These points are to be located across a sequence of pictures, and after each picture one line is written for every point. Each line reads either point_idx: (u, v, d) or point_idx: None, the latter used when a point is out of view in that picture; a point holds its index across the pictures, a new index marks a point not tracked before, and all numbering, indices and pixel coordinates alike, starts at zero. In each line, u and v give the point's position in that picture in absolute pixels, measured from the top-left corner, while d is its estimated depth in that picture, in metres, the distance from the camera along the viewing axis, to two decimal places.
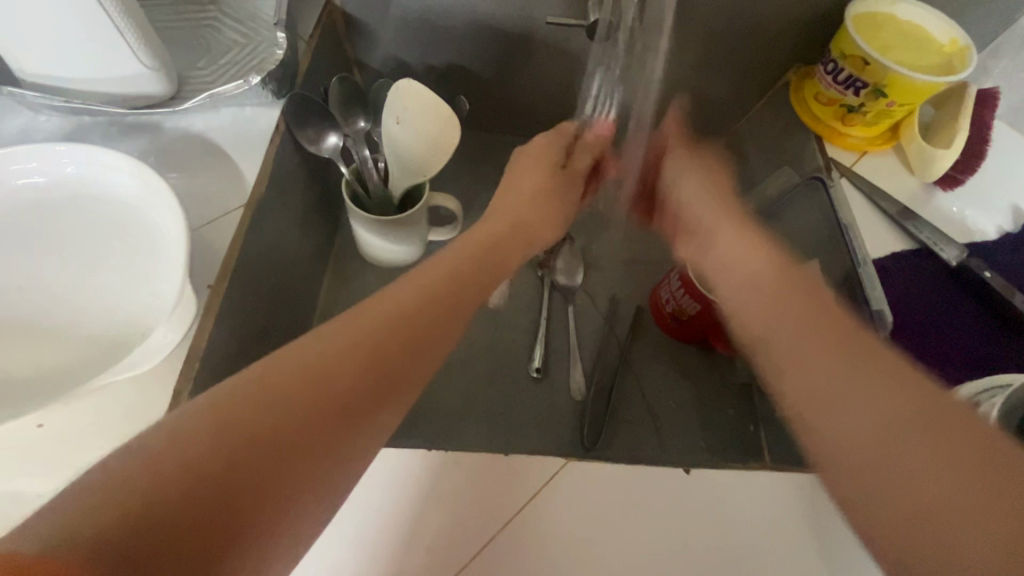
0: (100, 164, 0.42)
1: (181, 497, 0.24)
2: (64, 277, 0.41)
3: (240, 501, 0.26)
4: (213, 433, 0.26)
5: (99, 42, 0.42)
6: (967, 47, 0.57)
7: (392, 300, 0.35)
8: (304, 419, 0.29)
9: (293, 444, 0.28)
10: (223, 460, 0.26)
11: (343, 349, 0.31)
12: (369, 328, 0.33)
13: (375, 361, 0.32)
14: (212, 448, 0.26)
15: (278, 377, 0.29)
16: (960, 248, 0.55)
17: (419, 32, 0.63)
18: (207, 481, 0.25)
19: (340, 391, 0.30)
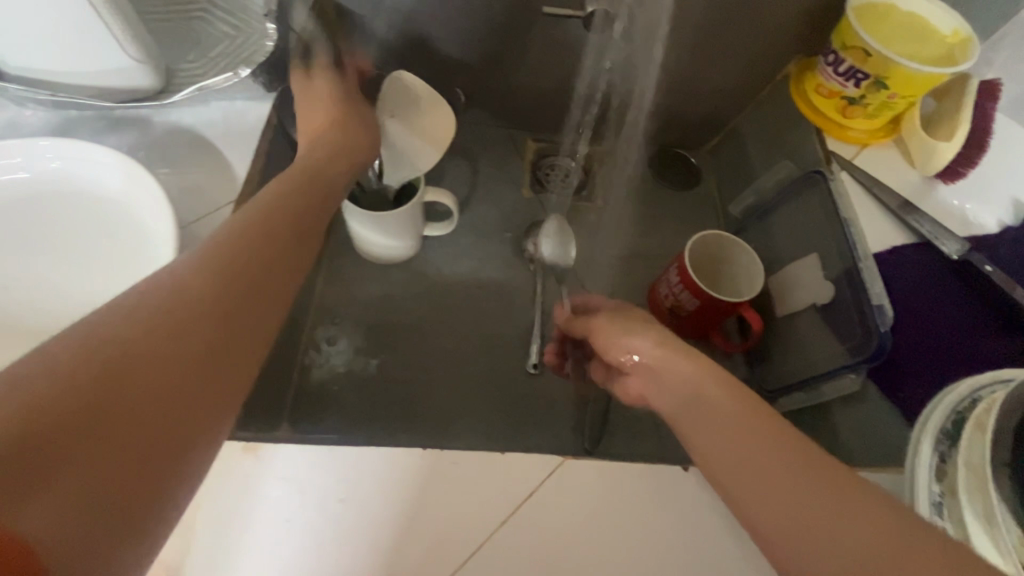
0: (86, 158, 0.42)
1: (51, 414, 0.22)
2: (52, 275, 0.40)
3: (120, 418, 0.24)
4: (76, 355, 0.24)
5: (83, 34, 0.41)
6: (969, 38, 0.56)
7: (246, 219, 0.35)
8: (186, 332, 0.28)
9: (177, 357, 0.27)
10: (96, 374, 0.24)
11: (207, 261, 0.31)
12: (226, 244, 0.33)
13: (235, 271, 0.32)
14: (73, 372, 0.24)
15: (138, 300, 0.28)
16: (961, 241, 0.55)
17: (414, 23, 0.62)
18: (79, 397, 0.23)
19: (215, 297, 0.30)
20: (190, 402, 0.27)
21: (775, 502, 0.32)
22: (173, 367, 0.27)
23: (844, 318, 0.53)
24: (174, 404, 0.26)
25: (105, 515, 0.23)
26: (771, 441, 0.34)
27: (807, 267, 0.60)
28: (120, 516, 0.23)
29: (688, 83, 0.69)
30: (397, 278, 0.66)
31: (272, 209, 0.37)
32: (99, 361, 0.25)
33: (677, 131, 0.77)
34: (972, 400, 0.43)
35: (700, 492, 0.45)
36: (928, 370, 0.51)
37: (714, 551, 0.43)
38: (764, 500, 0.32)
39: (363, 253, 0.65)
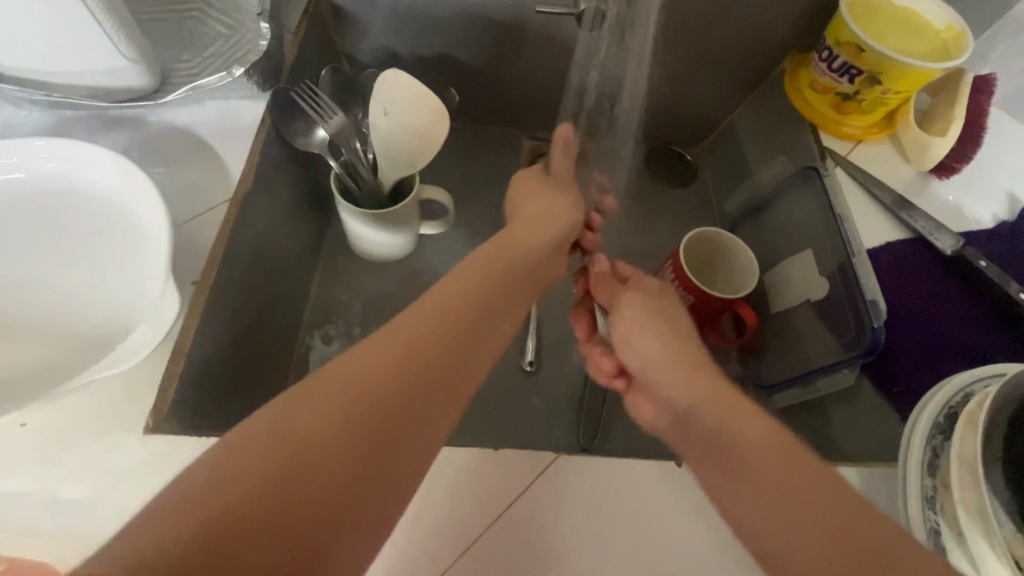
0: (81, 158, 0.42)
1: (220, 527, 0.22)
2: (46, 275, 0.40)
3: (254, 520, 0.23)
4: (263, 460, 0.25)
5: (77, 34, 0.41)
6: (963, 33, 0.56)
7: (439, 307, 0.34)
8: (346, 447, 0.27)
9: (347, 472, 0.26)
10: (220, 515, 0.23)
11: (373, 379, 0.29)
12: (419, 328, 0.33)
13: (441, 356, 0.32)
14: (279, 460, 0.25)
15: (342, 384, 0.28)
16: (955, 236, 0.55)
17: (408, 22, 0.62)
18: (232, 528, 0.22)
19: (393, 404, 0.29)
20: (322, 536, 0.24)
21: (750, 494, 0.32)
22: (337, 476, 0.26)
23: (837, 313, 0.54)
24: (316, 525, 0.24)
25: None
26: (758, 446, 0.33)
27: (801, 262, 0.60)
28: None
29: (683, 80, 0.70)
30: (394, 277, 0.66)
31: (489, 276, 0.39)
32: (239, 499, 0.23)
33: (673, 129, 0.77)
34: (964, 394, 0.43)
35: (696, 488, 0.44)
36: (923, 365, 0.51)
37: (709, 547, 0.42)
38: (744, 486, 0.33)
39: (358, 251, 0.65)
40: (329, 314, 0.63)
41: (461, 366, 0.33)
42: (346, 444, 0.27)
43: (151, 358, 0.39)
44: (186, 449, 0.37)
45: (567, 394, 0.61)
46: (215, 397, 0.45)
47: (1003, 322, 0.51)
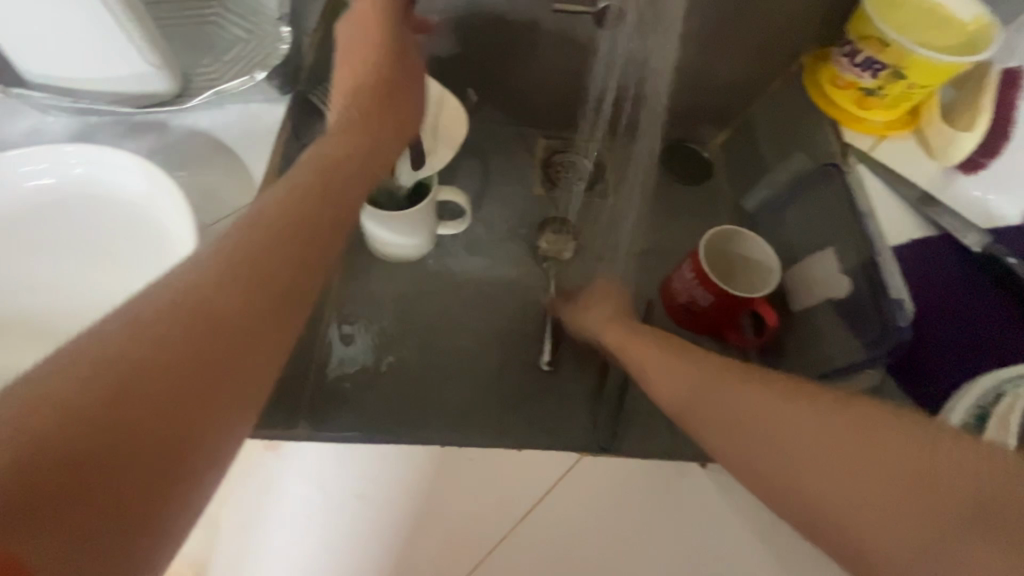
0: (107, 164, 0.42)
1: (62, 438, 0.24)
2: (78, 279, 0.41)
3: (89, 483, 0.24)
4: (86, 379, 0.25)
5: (103, 41, 0.42)
6: (991, 24, 0.54)
7: (229, 278, 0.31)
8: (175, 369, 0.28)
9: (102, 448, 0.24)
10: (90, 419, 0.24)
11: (135, 360, 0.27)
12: (216, 314, 0.30)
13: (226, 329, 0.30)
14: (122, 371, 0.26)
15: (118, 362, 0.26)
16: (982, 234, 0.54)
17: (425, 23, 0.62)
18: (68, 435, 0.24)
19: (135, 387, 0.26)
20: (121, 506, 0.24)
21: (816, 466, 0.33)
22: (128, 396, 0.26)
23: (859, 311, 0.53)
24: (119, 500, 0.24)
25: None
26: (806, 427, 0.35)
27: (823, 261, 0.59)
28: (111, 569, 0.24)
29: (701, 77, 0.69)
30: (411, 276, 0.66)
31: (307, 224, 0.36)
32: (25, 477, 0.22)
33: (690, 125, 0.77)
34: (996, 395, 0.42)
35: (717, 489, 0.44)
36: (952, 364, 0.50)
37: (732, 546, 0.43)
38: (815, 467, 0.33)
39: (376, 250, 0.65)
40: (348, 313, 0.64)
41: (251, 338, 0.31)
42: (92, 423, 0.24)
43: None
44: None
45: (586, 393, 0.61)
46: None
47: None
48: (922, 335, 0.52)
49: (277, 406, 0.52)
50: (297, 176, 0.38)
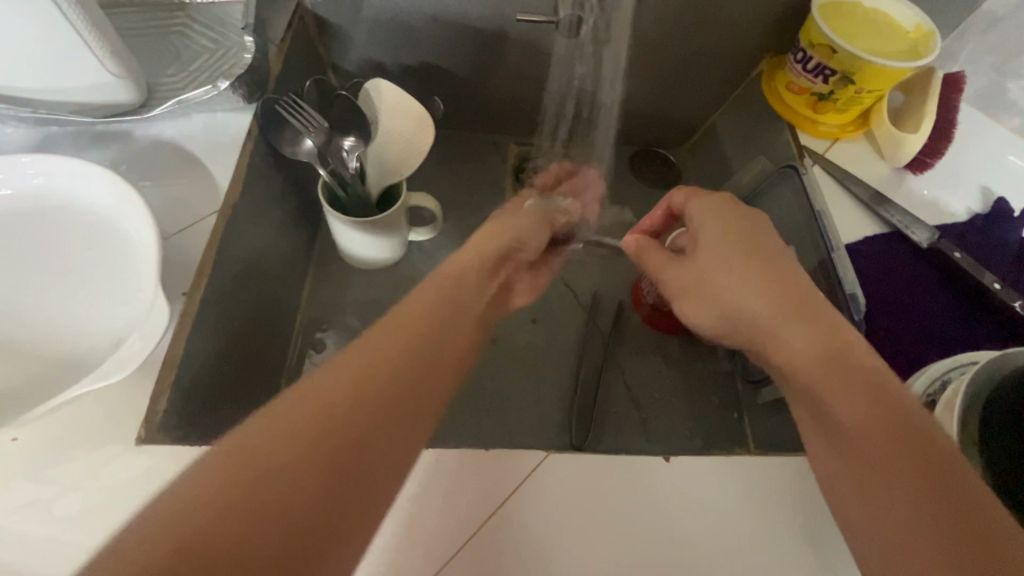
0: (68, 173, 0.42)
1: (272, 444, 0.27)
2: (34, 290, 0.40)
3: (271, 482, 0.26)
4: (310, 403, 0.29)
5: (62, 51, 0.42)
6: (931, 32, 0.57)
7: (416, 312, 0.37)
8: (389, 406, 0.31)
9: (336, 455, 0.28)
10: (282, 434, 0.27)
11: (359, 377, 0.31)
12: (396, 334, 0.34)
13: (429, 362, 0.34)
14: (345, 394, 0.30)
15: (334, 376, 0.31)
16: (930, 230, 0.56)
17: (391, 33, 0.63)
18: (273, 446, 0.27)
19: (372, 398, 0.30)
20: (321, 514, 0.26)
21: (861, 448, 0.33)
22: (329, 419, 0.28)
23: None
24: (331, 509, 0.27)
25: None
26: (855, 408, 0.34)
27: None
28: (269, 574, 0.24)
29: (664, 84, 0.71)
30: (385, 284, 0.67)
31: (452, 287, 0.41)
32: (268, 473, 0.26)
33: (655, 132, 0.79)
34: (942, 381, 0.44)
35: (685, 482, 0.43)
36: (905, 354, 0.52)
37: (710, 544, 0.41)
38: (852, 453, 0.34)
39: (346, 258, 0.65)
40: (322, 322, 0.64)
41: (427, 375, 0.33)
42: (332, 435, 0.28)
43: (141, 370, 0.40)
44: (179, 460, 0.37)
45: (560, 394, 0.62)
46: (207, 407, 0.45)
47: (979, 312, 0.54)
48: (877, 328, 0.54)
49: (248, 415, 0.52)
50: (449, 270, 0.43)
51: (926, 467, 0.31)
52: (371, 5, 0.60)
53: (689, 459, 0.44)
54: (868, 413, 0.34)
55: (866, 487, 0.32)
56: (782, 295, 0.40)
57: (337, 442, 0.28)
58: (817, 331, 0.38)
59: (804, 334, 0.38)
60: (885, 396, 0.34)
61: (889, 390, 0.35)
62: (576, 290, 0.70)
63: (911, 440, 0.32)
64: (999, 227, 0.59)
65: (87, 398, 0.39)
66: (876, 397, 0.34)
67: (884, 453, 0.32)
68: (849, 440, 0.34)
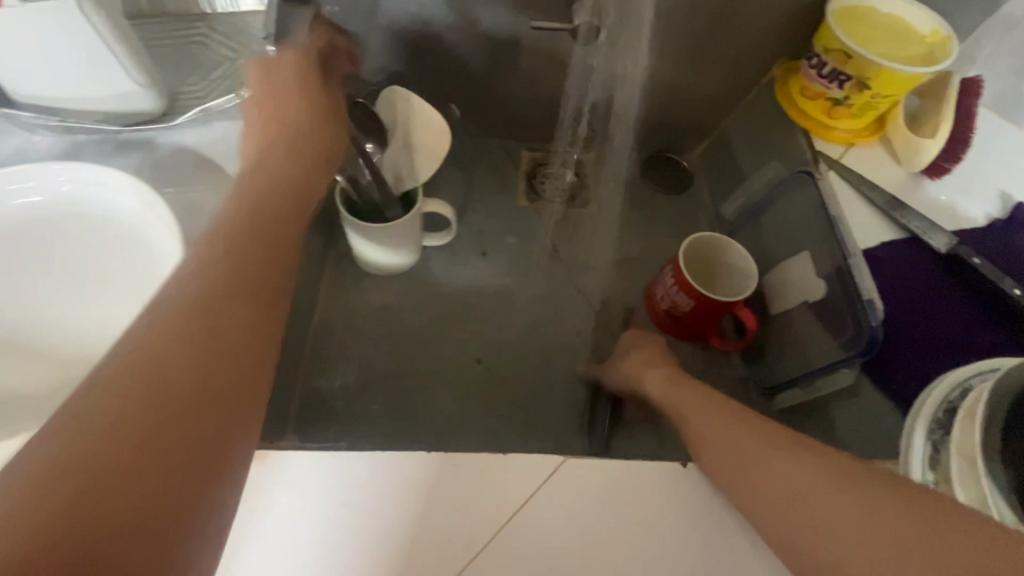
0: (96, 182, 0.43)
1: (128, 383, 0.26)
2: (61, 296, 0.41)
3: (156, 424, 0.26)
4: (156, 335, 0.28)
5: (91, 60, 0.43)
6: (948, 37, 0.57)
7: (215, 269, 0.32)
8: (231, 326, 0.31)
9: (188, 401, 0.27)
10: (133, 373, 0.26)
11: (192, 293, 0.30)
12: (214, 291, 0.31)
13: (254, 265, 0.34)
14: (173, 324, 0.29)
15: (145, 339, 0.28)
16: (948, 235, 0.56)
17: (407, 40, 0.64)
18: (123, 390, 0.26)
19: (206, 338, 0.29)
20: (194, 439, 0.27)
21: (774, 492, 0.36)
22: (187, 349, 0.28)
23: (836, 314, 0.54)
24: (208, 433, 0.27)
25: (154, 514, 0.24)
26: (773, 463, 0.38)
27: (801, 265, 0.60)
28: (171, 511, 0.25)
29: (677, 91, 0.71)
30: (399, 288, 0.68)
31: (279, 230, 0.37)
32: (105, 444, 0.24)
33: (668, 137, 0.79)
34: (962, 389, 0.43)
35: (704, 488, 0.43)
36: (923, 362, 0.52)
37: (727, 549, 0.41)
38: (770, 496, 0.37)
39: (363, 265, 0.66)
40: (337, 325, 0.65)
41: (258, 343, 0.32)
42: (186, 370, 0.28)
43: None
44: None
45: (574, 399, 0.62)
46: None
47: (997, 319, 0.52)
48: (894, 335, 0.54)
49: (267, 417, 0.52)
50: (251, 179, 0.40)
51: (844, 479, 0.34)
52: (387, 14, 0.61)
53: (706, 466, 0.44)
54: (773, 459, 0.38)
55: (800, 519, 0.35)
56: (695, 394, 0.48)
57: (180, 385, 0.27)
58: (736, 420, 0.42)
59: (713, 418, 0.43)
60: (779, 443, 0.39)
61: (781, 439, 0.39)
62: (589, 294, 0.70)
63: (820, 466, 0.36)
64: (1019, 232, 0.59)
65: None
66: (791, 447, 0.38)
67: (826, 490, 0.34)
68: (767, 492, 0.37)
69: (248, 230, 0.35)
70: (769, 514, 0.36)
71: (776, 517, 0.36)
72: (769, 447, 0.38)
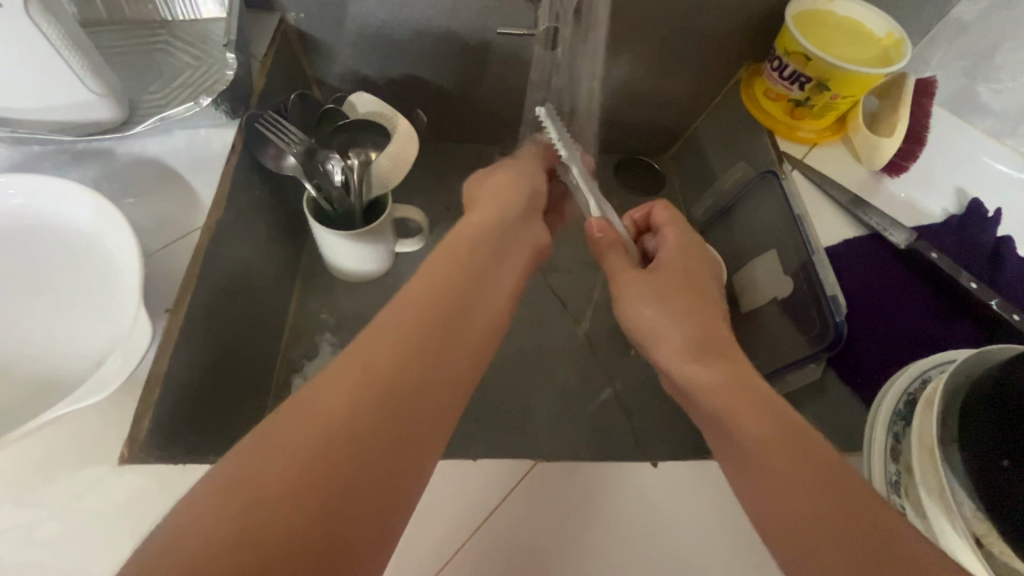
0: (50, 193, 0.42)
1: (334, 420, 0.26)
2: (12, 313, 0.40)
3: (339, 458, 0.25)
4: (338, 375, 0.28)
5: (42, 70, 0.42)
6: (902, 39, 0.59)
7: (401, 318, 0.32)
8: (432, 356, 0.31)
9: (373, 431, 0.27)
10: (359, 403, 0.27)
11: (380, 332, 0.31)
12: (389, 342, 0.30)
13: (461, 305, 0.35)
14: (380, 359, 0.29)
15: (340, 397, 0.27)
16: (908, 231, 0.58)
17: (376, 46, 0.64)
18: (331, 425, 0.26)
19: (396, 370, 0.29)
20: (384, 471, 0.26)
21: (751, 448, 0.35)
22: (378, 380, 0.28)
23: (803, 310, 0.56)
24: (388, 465, 0.27)
25: (332, 548, 0.23)
26: (781, 466, 0.33)
27: (768, 263, 0.62)
28: (349, 543, 0.24)
29: (646, 94, 0.72)
30: (372, 296, 0.67)
31: (449, 284, 0.36)
32: (280, 495, 0.24)
33: (639, 141, 0.81)
34: (921, 380, 0.44)
35: (675, 486, 0.43)
36: (885, 355, 0.53)
37: (699, 547, 0.41)
38: (764, 484, 0.33)
39: (335, 272, 0.65)
40: (309, 334, 0.64)
41: (434, 382, 0.31)
42: (364, 403, 0.27)
43: (124, 390, 0.39)
44: (163, 480, 0.37)
45: (550, 401, 0.62)
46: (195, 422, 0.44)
47: (958, 311, 0.54)
48: (857, 330, 0.55)
49: (234, 432, 0.51)
50: (436, 254, 0.39)
51: (847, 517, 0.29)
52: (353, 20, 0.60)
53: (676, 464, 0.44)
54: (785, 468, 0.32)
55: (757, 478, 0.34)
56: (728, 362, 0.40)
57: (374, 416, 0.27)
58: (755, 407, 0.36)
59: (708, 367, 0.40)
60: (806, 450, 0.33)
61: (811, 453, 0.33)
62: (564, 297, 0.71)
63: (835, 488, 0.31)
64: (974, 227, 0.61)
65: (69, 418, 0.38)
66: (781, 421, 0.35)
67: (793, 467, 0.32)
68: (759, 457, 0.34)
69: (450, 278, 0.36)
70: (749, 477, 0.34)
71: (743, 470, 0.35)
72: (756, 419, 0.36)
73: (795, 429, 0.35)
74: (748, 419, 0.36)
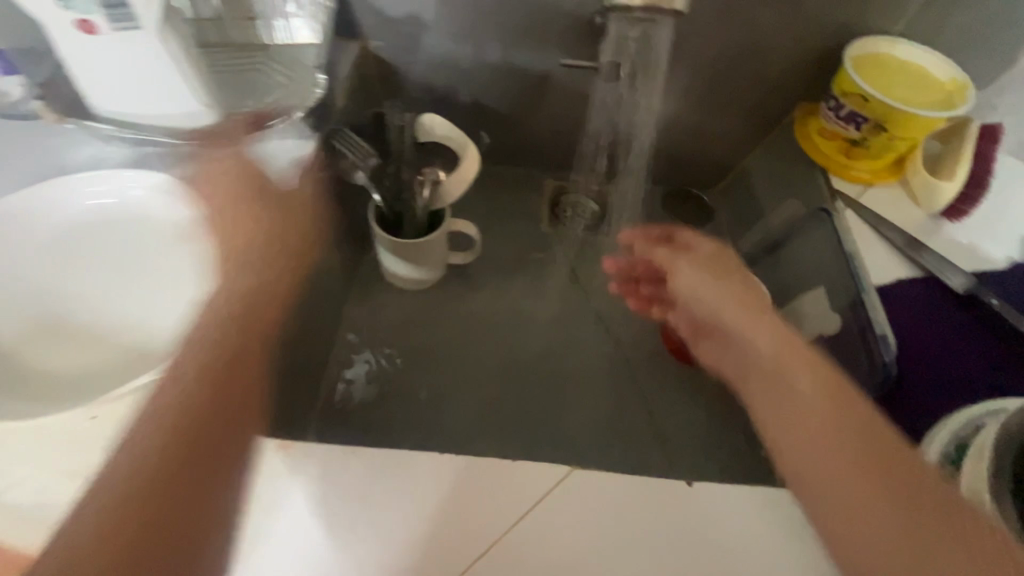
0: (168, 191, 0.48)
1: (153, 461, 0.37)
2: (123, 290, 0.45)
3: (164, 490, 0.37)
4: (158, 427, 0.38)
5: (164, 80, 0.48)
6: (967, 84, 0.60)
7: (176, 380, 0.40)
8: (224, 393, 0.42)
9: (174, 466, 0.38)
10: (175, 441, 0.38)
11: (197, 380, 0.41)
12: (197, 395, 0.40)
13: (246, 363, 0.45)
14: (179, 420, 0.39)
15: (150, 425, 0.38)
16: (966, 275, 0.57)
17: (445, 73, 0.69)
18: (152, 470, 0.37)
19: (189, 424, 0.39)
20: (189, 505, 0.37)
21: (834, 462, 0.37)
22: (175, 431, 0.38)
23: (849, 348, 0.55)
24: (182, 489, 0.37)
25: (177, 549, 0.36)
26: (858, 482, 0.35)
27: (814, 299, 0.61)
28: (185, 546, 0.36)
29: (700, 128, 0.74)
30: (422, 303, 0.71)
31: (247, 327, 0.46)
32: (108, 523, 0.34)
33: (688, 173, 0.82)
34: (974, 426, 0.44)
35: (708, 508, 0.43)
36: (937, 399, 0.52)
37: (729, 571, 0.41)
38: (836, 480, 0.36)
39: (390, 279, 0.70)
40: (360, 337, 0.68)
41: (221, 436, 0.41)
42: (171, 445, 0.38)
43: None
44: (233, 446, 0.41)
45: (586, 419, 0.63)
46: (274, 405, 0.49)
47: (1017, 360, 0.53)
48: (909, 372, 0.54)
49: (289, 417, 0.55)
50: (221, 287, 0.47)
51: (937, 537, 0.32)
52: (428, 49, 0.66)
53: (711, 484, 0.44)
54: (896, 538, 0.33)
55: (839, 486, 0.36)
56: (812, 410, 0.39)
57: (178, 458, 0.38)
58: (833, 417, 0.38)
59: (796, 376, 0.41)
60: (915, 504, 0.33)
61: (894, 463, 0.35)
62: (605, 318, 0.72)
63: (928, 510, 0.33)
64: None
65: None
66: (868, 437, 0.37)
67: (883, 487, 0.34)
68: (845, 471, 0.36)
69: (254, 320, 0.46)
70: (831, 485, 0.36)
71: (822, 473, 0.37)
72: (846, 436, 0.37)
73: (881, 444, 0.36)
74: (830, 430, 0.38)
